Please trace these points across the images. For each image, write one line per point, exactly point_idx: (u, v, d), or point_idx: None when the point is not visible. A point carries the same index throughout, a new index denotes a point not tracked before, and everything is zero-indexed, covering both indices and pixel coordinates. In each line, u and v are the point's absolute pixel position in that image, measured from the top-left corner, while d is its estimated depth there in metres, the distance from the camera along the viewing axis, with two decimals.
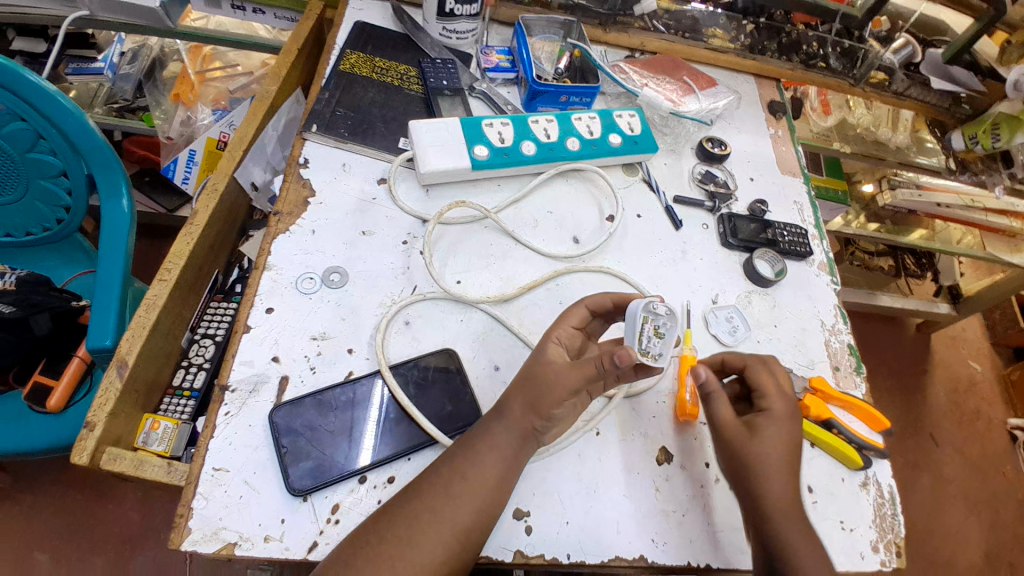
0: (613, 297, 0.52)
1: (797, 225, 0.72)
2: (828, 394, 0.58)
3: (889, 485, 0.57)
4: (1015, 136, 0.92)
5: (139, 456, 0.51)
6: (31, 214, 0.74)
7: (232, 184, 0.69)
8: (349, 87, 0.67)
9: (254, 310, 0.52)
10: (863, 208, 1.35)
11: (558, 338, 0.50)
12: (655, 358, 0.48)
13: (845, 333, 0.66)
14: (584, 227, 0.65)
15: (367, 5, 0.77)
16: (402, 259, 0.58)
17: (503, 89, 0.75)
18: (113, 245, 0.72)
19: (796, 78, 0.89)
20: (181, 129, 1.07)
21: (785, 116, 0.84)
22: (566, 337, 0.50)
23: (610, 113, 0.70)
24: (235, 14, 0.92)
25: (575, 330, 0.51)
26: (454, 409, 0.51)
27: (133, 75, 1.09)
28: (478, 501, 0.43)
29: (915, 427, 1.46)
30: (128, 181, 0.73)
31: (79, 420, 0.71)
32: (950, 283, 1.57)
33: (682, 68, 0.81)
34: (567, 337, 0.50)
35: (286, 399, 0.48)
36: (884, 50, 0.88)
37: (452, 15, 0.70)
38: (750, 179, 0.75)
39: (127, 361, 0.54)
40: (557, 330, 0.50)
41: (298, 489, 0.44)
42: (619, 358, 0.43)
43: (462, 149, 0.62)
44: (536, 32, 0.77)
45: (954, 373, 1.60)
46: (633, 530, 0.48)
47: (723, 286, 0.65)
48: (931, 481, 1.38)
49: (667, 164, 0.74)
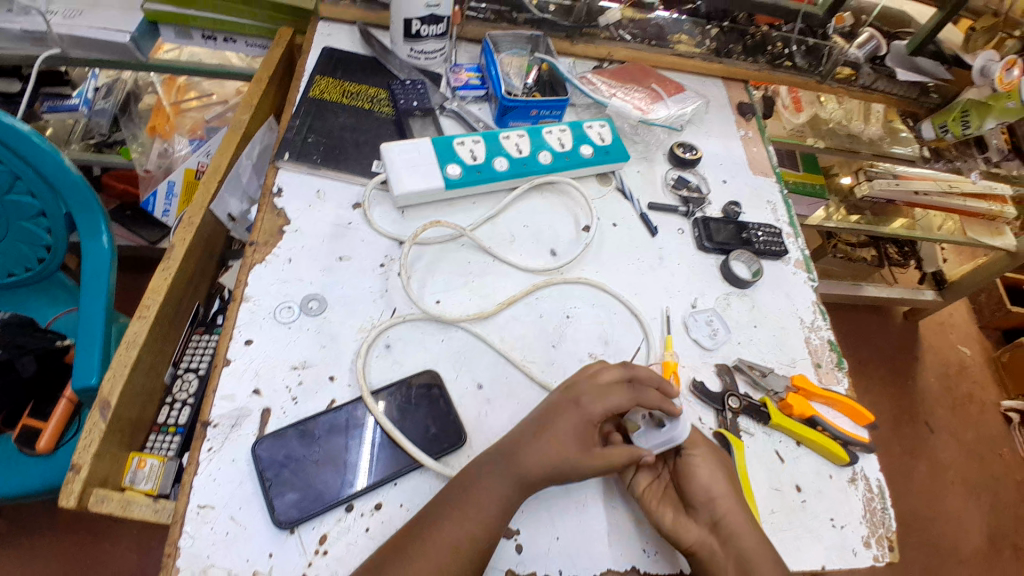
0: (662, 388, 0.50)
1: (771, 224, 0.73)
2: (810, 391, 0.59)
3: (877, 479, 0.57)
4: (985, 122, 0.91)
5: (127, 497, 0.50)
6: (11, 255, 0.73)
7: (208, 216, 0.68)
8: (320, 114, 0.67)
9: (233, 343, 0.51)
10: (842, 201, 1.35)
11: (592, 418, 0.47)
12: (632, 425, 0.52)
13: (825, 329, 0.66)
14: (561, 239, 0.66)
15: (335, 30, 0.78)
16: (380, 283, 0.58)
17: (474, 106, 0.75)
18: (95, 282, 0.72)
19: (764, 79, 0.91)
20: (159, 161, 1.07)
21: (755, 117, 0.85)
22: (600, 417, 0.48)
23: (580, 125, 0.71)
24: (206, 45, 0.92)
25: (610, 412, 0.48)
26: (439, 430, 0.51)
27: (109, 109, 1.09)
28: (466, 522, 0.43)
29: (909, 414, 1.47)
30: (107, 217, 0.72)
31: (66, 461, 0.70)
32: (934, 270, 1.59)
33: (650, 76, 0.83)
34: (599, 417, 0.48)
35: (268, 431, 0.48)
36: (847, 46, 0.90)
37: (419, 36, 0.71)
38: (723, 181, 0.76)
39: (110, 402, 0.53)
40: (591, 410, 0.48)
41: (284, 522, 0.44)
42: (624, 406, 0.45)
43: (435, 170, 0.63)
44: (504, 48, 0.77)
45: (944, 358, 1.61)
46: (623, 542, 0.49)
47: (701, 290, 0.66)
48: (928, 466, 1.39)
49: (640, 172, 0.75)
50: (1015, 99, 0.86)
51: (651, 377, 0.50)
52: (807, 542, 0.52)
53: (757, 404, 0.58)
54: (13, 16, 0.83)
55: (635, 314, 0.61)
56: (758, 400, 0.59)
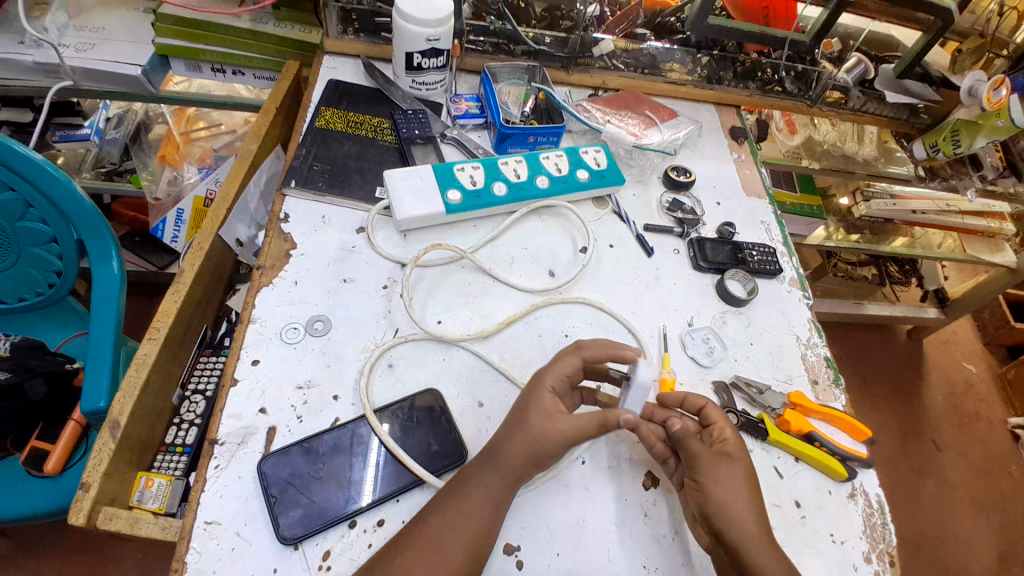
0: (610, 351, 0.52)
1: (765, 244, 0.75)
2: (808, 408, 0.60)
3: (876, 494, 0.57)
4: (975, 140, 0.94)
5: (134, 515, 0.52)
6: (22, 280, 0.75)
7: (217, 241, 0.71)
8: (325, 143, 0.70)
9: (240, 363, 0.53)
10: (841, 221, 1.36)
11: (553, 389, 0.51)
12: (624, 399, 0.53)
13: (821, 346, 0.67)
14: (559, 260, 0.67)
15: (339, 63, 0.81)
16: (383, 304, 0.59)
17: (474, 134, 0.78)
18: (105, 307, 0.74)
19: (755, 104, 0.94)
20: (169, 189, 1.10)
21: (747, 141, 0.88)
22: (560, 387, 0.51)
23: (576, 150, 0.74)
24: (215, 76, 0.97)
25: (567, 378, 0.52)
26: (440, 448, 0.52)
27: (119, 139, 1.13)
28: (463, 537, 0.44)
29: (915, 432, 1.46)
30: (117, 243, 0.75)
31: (75, 482, 0.71)
32: (935, 287, 1.60)
33: (643, 102, 0.86)
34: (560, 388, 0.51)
35: (274, 448, 0.49)
36: (836, 71, 0.92)
37: (420, 69, 0.74)
38: (717, 203, 0.78)
39: (119, 422, 0.54)
40: (549, 382, 0.51)
41: (289, 538, 0.45)
42: None
43: (436, 195, 0.65)
44: (501, 78, 0.81)
45: (950, 376, 1.61)
46: (623, 558, 0.49)
47: (697, 309, 0.67)
48: (935, 484, 1.38)
49: (636, 195, 0.77)
50: (1005, 118, 0.87)
51: (598, 343, 0.53)
52: (807, 557, 0.52)
53: (754, 420, 0.58)
54: (26, 49, 0.86)
55: (632, 332, 0.63)
56: (755, 416, 0.60)
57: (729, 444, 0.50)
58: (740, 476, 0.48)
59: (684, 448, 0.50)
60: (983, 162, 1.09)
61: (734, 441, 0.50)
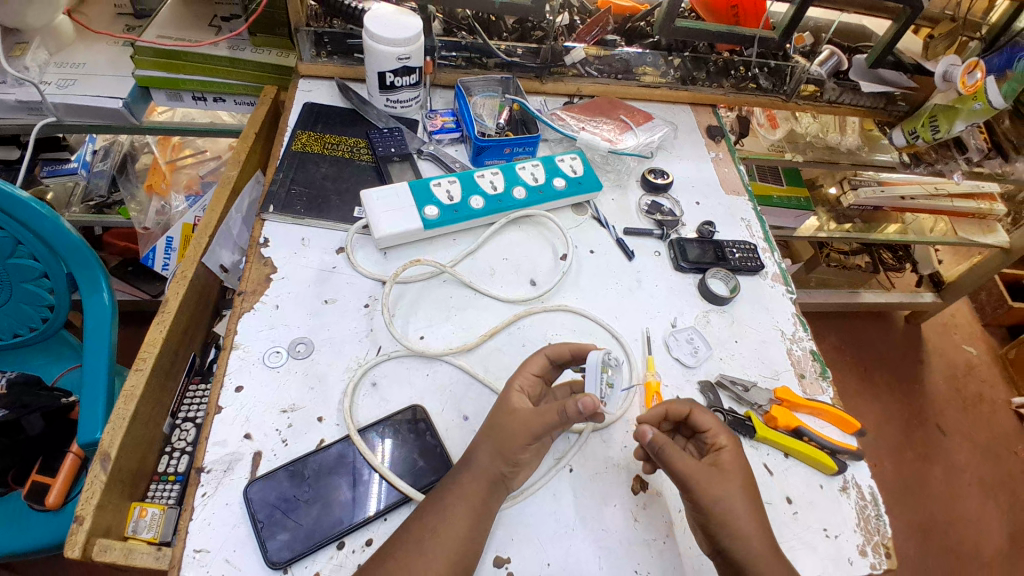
0: (571, 347, 0.54)
1: (746, 240, 0.75)
2: (795, 403, 0.60)
3: (869, 486, 0.57)
4: (954, 125, 0.92)
5: (128, 545, 0.52)
6: (16, 317, 0.76)
7: (201, 269, 0.71)
8: (303, 166, 0.70)
9: (225, 390, 0.53)
10: (830, 211, 1.36)
11: (520, 387, 0.52)
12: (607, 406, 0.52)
13: (806, 339, 0.67)
14: (540, 269, 0.68)
15: (314, 86, 0.82)
16: (365, 323, 0.60)
17: (450, 148, 0.79)
18: (98, 338, 0.75)
19: (731, 101, 0.94)
20: (156, 218, 1.11)
21: (724, 139, 0.89)
22: (528, 385, 0.52)
23: (552, 159, 0.74)
24: (196, 104, 0.98)
25: (535, 377, 0.53)
26: (426, 463, 0.52)
27: (107, 171, 1.15)
28: (452, 553, 0.44)
29: (918, 418, 1.46)
30: (107, 274, 0.75)
31: (72, 514, 0.71)
32: (930, 272, 1.60)
33: (619, 107, 0.86)
34: (529, 385, 0.52)
35: (260, 473, 0.49)
36: (809, 64, 0.92)
37: (394, 88, 0.75)
38: (696, 203, 0.79)
39: (110, 454, 0.55)
40: (518, 380, 0.52)
41: (277, 561, 0.45)
42: (584, 405, 0.45)
43: (414, 211, 0.66)
44: (476, 91, 0.82)
45: (950, 360, 1.61)
46: (614, 564, 0.49)
47: (680, 309, 0.67)
48: (943, 470, 1.37)
49: (615, 200, 0.77)
50: (983, 100, 0.86)
51: (560, 343, 0.55)
52: (801, 553, 0.52)
53: (741, 418, 0.58)
54: (7, 89, 0.87)
55: (615, 336, 0.63)
56: (742, 414, 0.59)
57: (727, 451, 0.50)
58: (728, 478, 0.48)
59: (672, 458, 0.47)
60: (968, 144, 1.08)
61: (719, 452, 0.50)
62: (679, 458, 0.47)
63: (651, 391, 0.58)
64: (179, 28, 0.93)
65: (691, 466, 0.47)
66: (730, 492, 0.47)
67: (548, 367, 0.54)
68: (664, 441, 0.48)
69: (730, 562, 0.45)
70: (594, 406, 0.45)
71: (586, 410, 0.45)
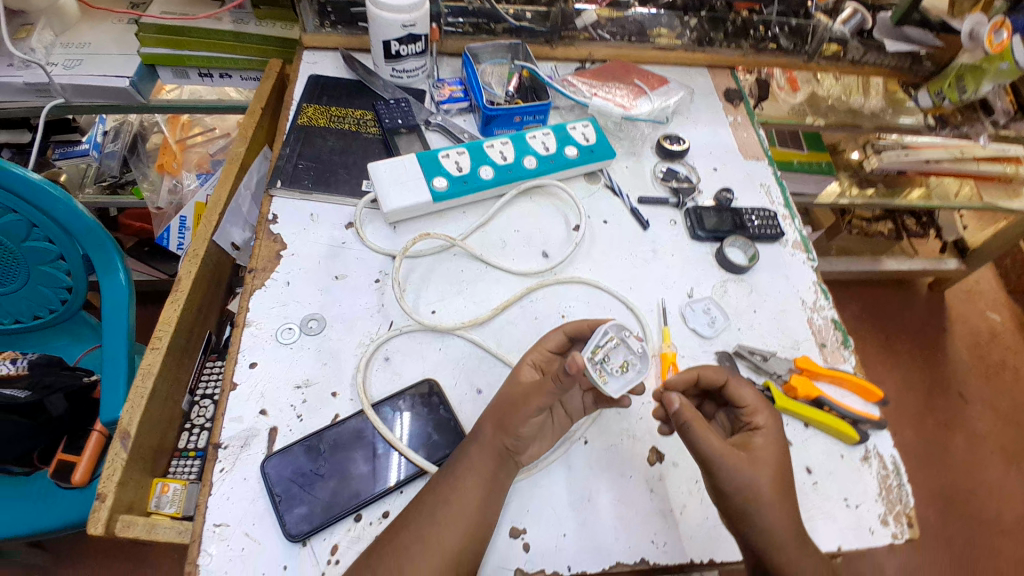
0: (590, 322, 0.53)
1: (765, 208, 0.72)
2: (815, 372, 0.58)
3: (892, 456, 0.56)
4: (981, 85, 0.89)
5: (151, 521, 0.53)
6: (35, 299, 0.77)
7: (212, 247, 0.71)
8: (309, 139, 0.69)
9: (239, 366, 0.53)
10: (853, 176, 1.31)
11: (533, 362, 0.51)
12: (605, 381, 0.47)
13: (828, 308, 0.65)
14: (552, 241, 0.66)
15: (319, 58, 0.80)
16: (375, 298, 0.59)
17: (459, 118, 0.77)
18: (115, 317, 0.76)
19: (750, 63, 0.90)
20: (169, 198, 1.11)
21: (742, 102, 0.85)
22: (543, 360, 0.51)
23: (563, 127, 0.72)
24: (204, 81, 0.97)
25: (552, 353, 0.52)
26: (441, 437, 0.52)
27: (118, 151, 1.14)
28: (466, 525, 0.44)
29: (940, 387, 1.43)
30: (122, 254, 0.76)
31: (94, 492, 0.73)
32: (954, 238, 1.55)
33: (633, 71, 0.83)
34: (543, 361, 0.51)
35: (277, 448, 0.50)
36: (831, 22, 0.88)
37: (399, 57, 0.73)
38: (714, 169, 0.76)
39: (130, 431, 0.56)
40: (532, 355, 0.52)
41: (296, 535, 0.45)
42: (569, 363, 0.45)
43: (422, 184, 0.64)
44: (484, 58, 0.79)
45: (973, 327, 1.57)
46: (631, 535, 0.49)
47: (697, 279, 0.66)
48: (965, 439, 1.35)
49: (629, 167, 0.75)
50: (1009, 61, 0.83)
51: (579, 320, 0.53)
52: (820, 523, 0.51)
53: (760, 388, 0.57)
54: (15, 71, 0.87)
55: (630, 308, 0.62)
56: (761, 384, 0.58)
57: (761, 422, 0.49)
58: (753, 451, 0.47)
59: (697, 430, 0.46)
60: (995, 106, 1.04)
61: (748, 433, 0.49)
62: (707, 438, 0.46)
63: (667, 362, 0.57)
64: (183, 3, 0.91)
65: (718, 443, 0.46)
66: (752, 464, 0.46)
67: (566, 343, 0.53)
68: (691, 414, 0.47)
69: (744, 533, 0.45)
70: (579, 366, 0.45)
71: (570, 368, 0.45)
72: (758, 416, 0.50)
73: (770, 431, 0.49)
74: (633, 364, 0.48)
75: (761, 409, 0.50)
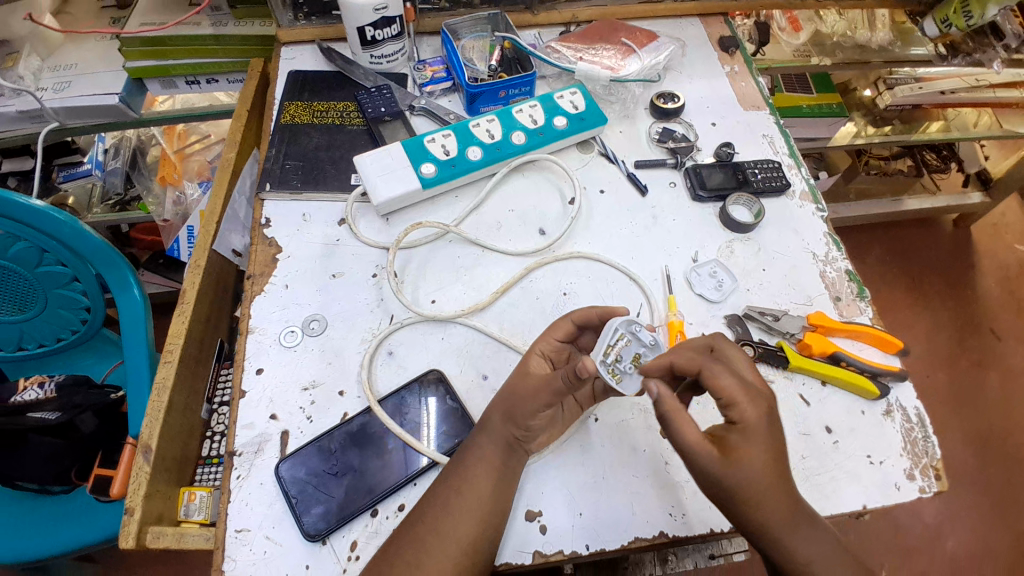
0: (599, 310, 0.50)
1: (769, 159, 0.69)
2: (830, 327, 0.57)
3: (915, 408, 0.54)
4: (986, 10, 0.84)
5: (179, 530, 0.54)
6: (57, 321, 0.79)
7: (213, 255, 0.72)
8: (294, 138, 0.68)
9: (246, 373, 0.54)
10: (867, 114, 1.25)
11: (542, 352, 0.51)
12: (620, 379, 0.47)
13: (841, 260, 0.63)
14: (548, 217, 0.65)
15: (298, 52, 0.78)
16: (374, 293, 0.59)
17: (444, 99, 0.75)
18: (134, 331, 0.77)
19: (744, 7, 0.86)
20: (174, 209, 1.13)
21: (739, 50, 0.81)
22: (552, 350, 0.51)
23: (550, 96, 0.70)
24: (191, 89, 0.96)
25: (561, 342, 0.51)
26: (450, 427, 0.52)
27: (120, 168, 1.14)
28: (480, 513, 0.45)
29: (971, 325, 1.38)
30: (133, 269, 0.76)
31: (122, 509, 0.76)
32: (977, 169, 1.48)
33: (619, 29, 0.79)
34: (552, 350, 0.51)
35: (290, 451, 0.50)
36: None
37: (376, 42, 0.71)
38: (712, 124, 0.73)
39: (151, 445, 0.57)
40: (541, 344, 0.51)
41: (315, 534, 0.46)
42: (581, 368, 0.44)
43: (410, 172, 0.63)
44: (463, 33, 0.77)
45: (1002, 260, 1.50)
46: (648, 509, 0.48)
47: (702, 241, 0.64)
48: (999, 376, 1.31)
49: (623, 131, 0.73)
50: None
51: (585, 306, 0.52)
52: (843, 483, 0.50)
53: (773, 349, 0.55)
54: (6, 100, 0.87)
55: (633, 278, 0.60)
56: (774, 344, 0.57)
57: None
58: None
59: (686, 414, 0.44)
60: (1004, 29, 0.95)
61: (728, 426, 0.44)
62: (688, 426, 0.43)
63: (674, 330, 0.56)
64: (159, 11, 0.90)
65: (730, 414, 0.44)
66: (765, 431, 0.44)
67: (575, 331, 0.51)
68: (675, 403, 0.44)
69: (740, 518, 0.43)
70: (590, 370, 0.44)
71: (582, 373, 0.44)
72: (733, 410, 0.43)
73: (749, 426, 0.42)
74: (644, 356, 0.48)
75: (739, 400, 0.43)
